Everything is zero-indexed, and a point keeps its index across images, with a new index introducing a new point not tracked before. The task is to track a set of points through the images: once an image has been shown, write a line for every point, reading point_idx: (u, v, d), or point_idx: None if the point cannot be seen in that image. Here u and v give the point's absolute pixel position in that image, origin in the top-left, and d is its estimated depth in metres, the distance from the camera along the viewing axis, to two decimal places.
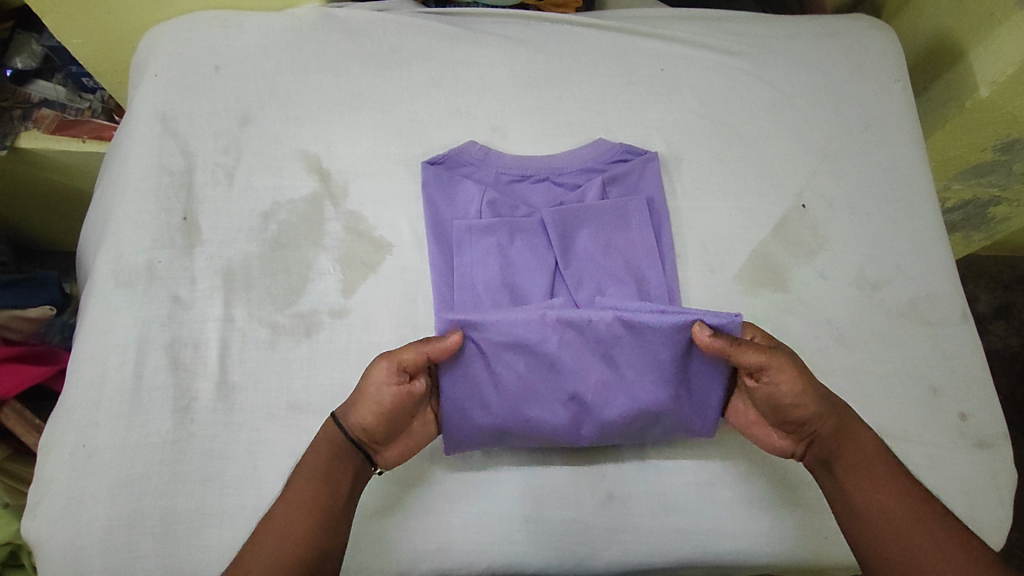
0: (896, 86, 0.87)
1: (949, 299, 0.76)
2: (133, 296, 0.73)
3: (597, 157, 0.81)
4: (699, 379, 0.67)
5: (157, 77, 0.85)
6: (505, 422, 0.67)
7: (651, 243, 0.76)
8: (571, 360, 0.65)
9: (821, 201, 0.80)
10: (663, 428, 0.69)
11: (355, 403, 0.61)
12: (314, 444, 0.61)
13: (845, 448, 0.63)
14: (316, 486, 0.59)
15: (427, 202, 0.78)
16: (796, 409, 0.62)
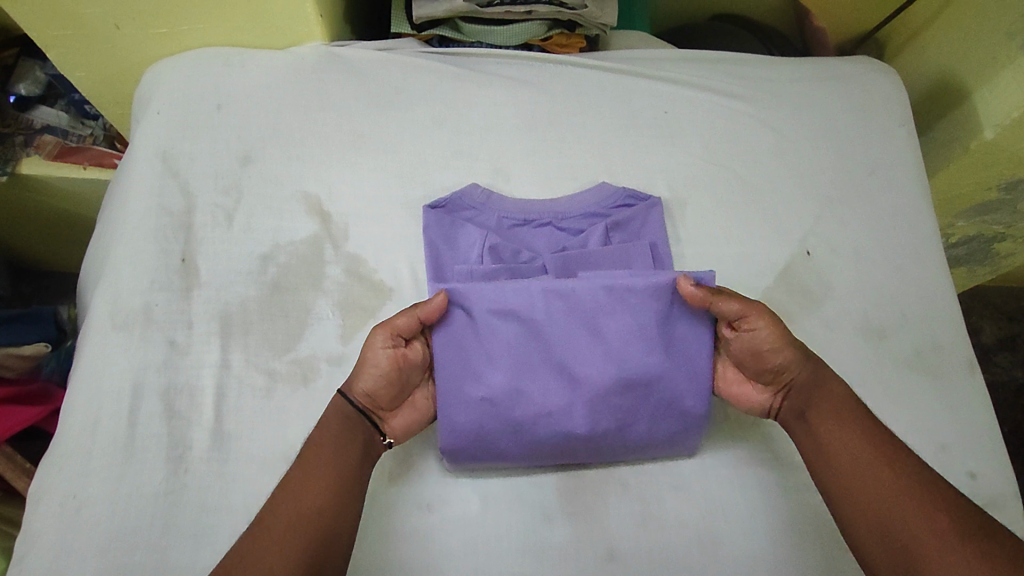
0: (902, 130, 0.86)
1: (955, 350, 0.75)
2: (128, 340, 0.72)
3: (599, 202, 0.80)
4: (685, 341, 0.69)
5: (159, 115, 0.84)
6: (500, 397, 0.67)
7: None
8: (560, 327, 0.67)
9: (827, 248, 0.79)
10: (659, 406, 0.68)
11: (357, 372, 0.64)
12: (320, 420, 0.64)
13: (823, 395, 0.64)
14: (328, 452, 0.61)
15: (427, 247, 0.77)
16: (775, 357, 0.65)
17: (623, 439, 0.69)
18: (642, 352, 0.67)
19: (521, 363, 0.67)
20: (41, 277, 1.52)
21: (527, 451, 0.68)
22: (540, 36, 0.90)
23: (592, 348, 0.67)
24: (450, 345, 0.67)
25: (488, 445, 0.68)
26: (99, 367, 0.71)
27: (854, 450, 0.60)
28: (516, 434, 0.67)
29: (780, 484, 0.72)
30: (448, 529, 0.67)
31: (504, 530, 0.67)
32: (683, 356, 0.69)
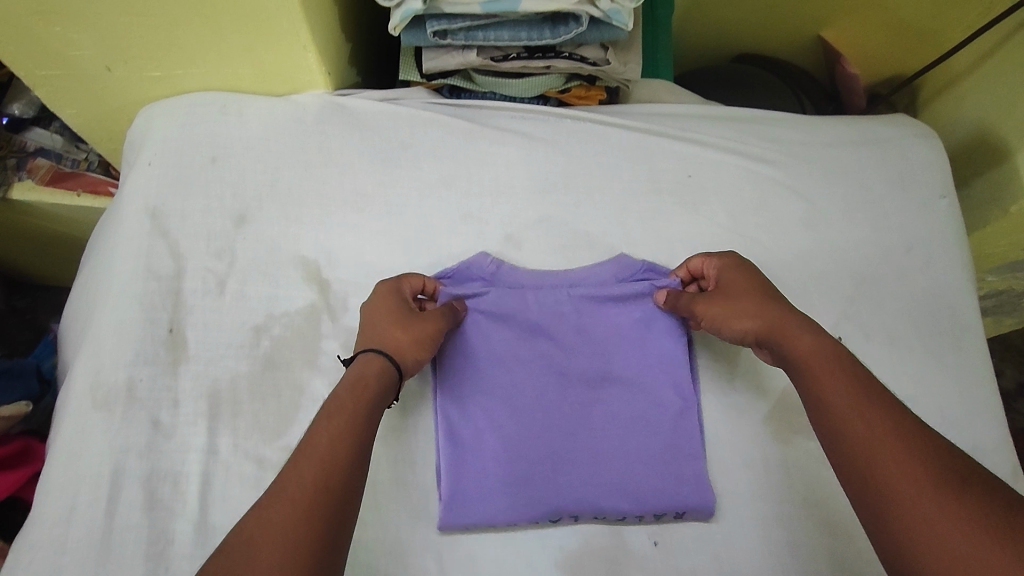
0: (940, 203, 0.81)
1: (994, 455, 0.70)
2: (110, 419, 0.67)
3: (615, 274, 0.75)
4: (665, 351, 0.72)
5: (151, 166, 0.79)
6: (492, 393, 0.69)
7: (676, 372, 0.72)
8: (550, 325, 0.72)
9: (859, 333, 0.74)
10: (646, 410, 0.70)
11: (399, 332, 0.63)
12: (360, 380, 0.59)
13: (792, 352, 0.61)
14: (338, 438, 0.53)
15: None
16: (736, 325, 0.65)
17: (620, 452, 0.68)
18: (630, 350, 0.73)
19: (518, 359, 0.71)
20: (35, 291, 1.45)
21: (526, 464, 0.67)
22: (558, 88, 0.85)
23: (580, 342, 0.72)
24: (458, 337, 0.71)
25: (488, 464, 0.67)
26: (77, 449, 0.66)
27: (834, 403, 0.56)
28: (514, 443, 0.67)
29: None
30: None
31: None
32: (670, 366, 0.72)
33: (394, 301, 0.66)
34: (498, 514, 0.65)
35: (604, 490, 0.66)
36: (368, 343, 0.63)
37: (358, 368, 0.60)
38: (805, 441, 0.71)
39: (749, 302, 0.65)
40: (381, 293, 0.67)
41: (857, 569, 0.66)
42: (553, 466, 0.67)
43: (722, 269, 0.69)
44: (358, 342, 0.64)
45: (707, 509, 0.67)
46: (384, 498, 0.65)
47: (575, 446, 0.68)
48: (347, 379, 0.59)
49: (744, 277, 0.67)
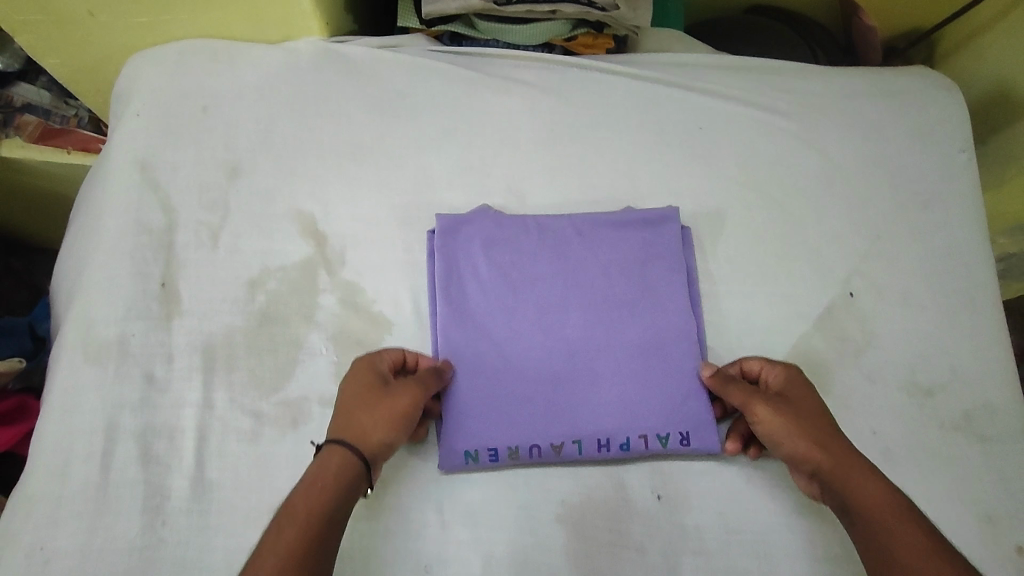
0: (960, 157, 0.78)
1: (1010, 413, 0.69)
2: (102, 375, 0.65)
3: (611, 218, 0.73)
4: (663, 282, 0.71)
5: (140, 118, 0.76)
6: (487, 328, 0.68)
7: (679, 303, 0.70)
8: (543, 261, 0.71)
9: (872, 289, 0.72)
10: (643, 342, 0.69)
11: (364, 415, 0.58)
12: (317, 479, 0.54)
13: (850, 488, 0.56)
14: (313, 493, 0.53)
15: (427, 272, 0.71)
16: (790, 444, 0.59)
17: (620, 392, 0.67)
18: (633, 291, 0.70)
19: (512, 294, 0.70)
20: (32, 252, 1.39)
21: (523, 396, 0.66)
22: (564, 36, 0.82)
23: (582, 284, 0.70)
24: (450, 271, 0.70)
25: (490, 404, 0.66)
26: (71, 404, 0.65)
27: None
28: (517, 385, 0.66)
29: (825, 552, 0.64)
30: None
31: None
32: (670, 299, 0.70)
33: (366, 377, 0.60)
34: (501, 453, 0.64)
35: (607, 429, 0.65)
36: (333, 431, 0.58)
37: (319, 462, 0.55)
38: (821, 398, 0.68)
39: (813, 428, 0.59)
40: (354, 368, 0.62)
41: None
42: (555, 406, 0.66)
43: (787, 381, 0.63)
44: (329, 427, 0.59)
45: (710, 456, 0.67)
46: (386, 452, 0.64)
47: (573, 389, 0.67)
48: (304, 478, 0.54)
49: (807, 398, 0.62)
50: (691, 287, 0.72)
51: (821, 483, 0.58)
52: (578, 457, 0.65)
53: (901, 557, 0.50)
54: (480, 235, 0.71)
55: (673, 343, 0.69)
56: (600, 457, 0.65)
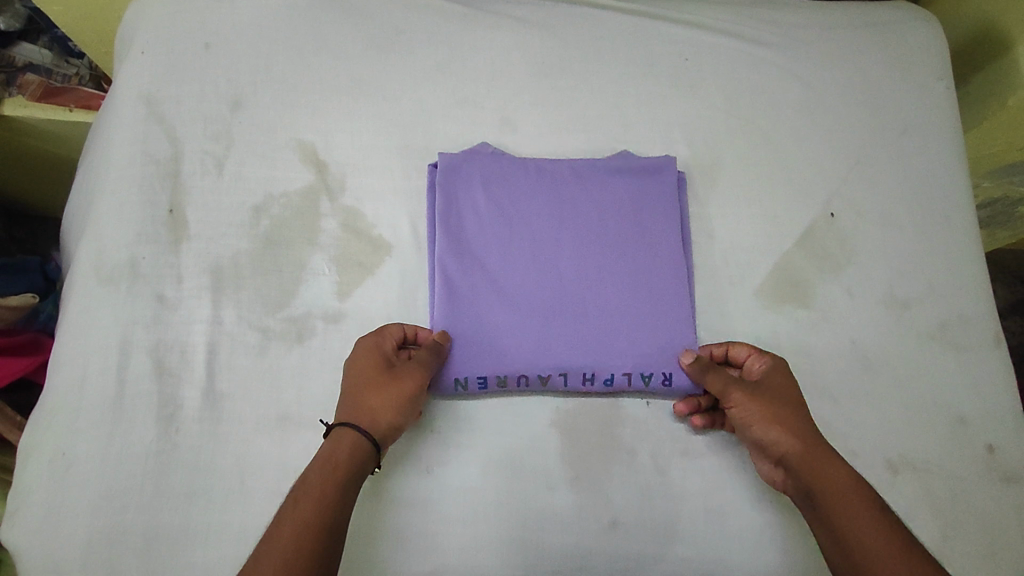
0: (939, 85, 0.82)
1: (980, 323, 0.73)
2: (115, 295, 0.68)
3: (609, 163, 0.75)
4: (657, 223, 0.72)
5: (144, 55, 0.78)
6: (483, 266, 0.70)
7: (673, 244, 0.72)
8: (540, 204, 0.72)
9: (851, 210, 0.76)
10: (635, 283, 0.70)
11: (371, 397, 0.59)
12: (330, 460, 0.55)
13: (816, 476, 0.58)
14: (326, 473, 0.55)
15: (428, 206, 0.74)
16: (763, 431, 0.61)
17: (609, 328, 0.68)
18: (626, 232, 0.72)
19: (509, 234, 0.71)
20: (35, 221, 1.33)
21: (515, 330, 0.67)
22: None
23: (576, 224, 0.72)
24: (451, 206, 0.72)
25: (482, 333, 0.67)
26: (86, 322, 0.68)
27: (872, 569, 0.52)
28: (509, 318, 0.68)
29: None
30: (451, 503, 0.63)
31: (511, 501, 0.63)
32: (663, 241, 0.72)
33: (372, 360, 0.61)
34: (490, 380, 0.66)
35: (593, 362, 0.67)
36: (343, 412, 0.59)
37: (330, 443, 0.57)
38: (803, 310, 0.72)
39: (785, 417, 0.61)
40: (359, 349, 0.63)
41: (850, 430, 0.68)
42: (545, 338, 0.67)
43: (763, 368, 0.65)
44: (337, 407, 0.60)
45: (693, 392, 0.68)
46: None
47: (564, 325, 0.68)
48: (317, 458, 0.56)
49: (786, 388, 0.63)
50: (683, 231, 0.73)
51: (787, 469, 0.60)
52: (566, 388, 0.67)
53: (863, 540, 0.53)
54: (481, 172, 0.73)
55: (663, 281, 0.70)
56: (585, 389, 0.67)
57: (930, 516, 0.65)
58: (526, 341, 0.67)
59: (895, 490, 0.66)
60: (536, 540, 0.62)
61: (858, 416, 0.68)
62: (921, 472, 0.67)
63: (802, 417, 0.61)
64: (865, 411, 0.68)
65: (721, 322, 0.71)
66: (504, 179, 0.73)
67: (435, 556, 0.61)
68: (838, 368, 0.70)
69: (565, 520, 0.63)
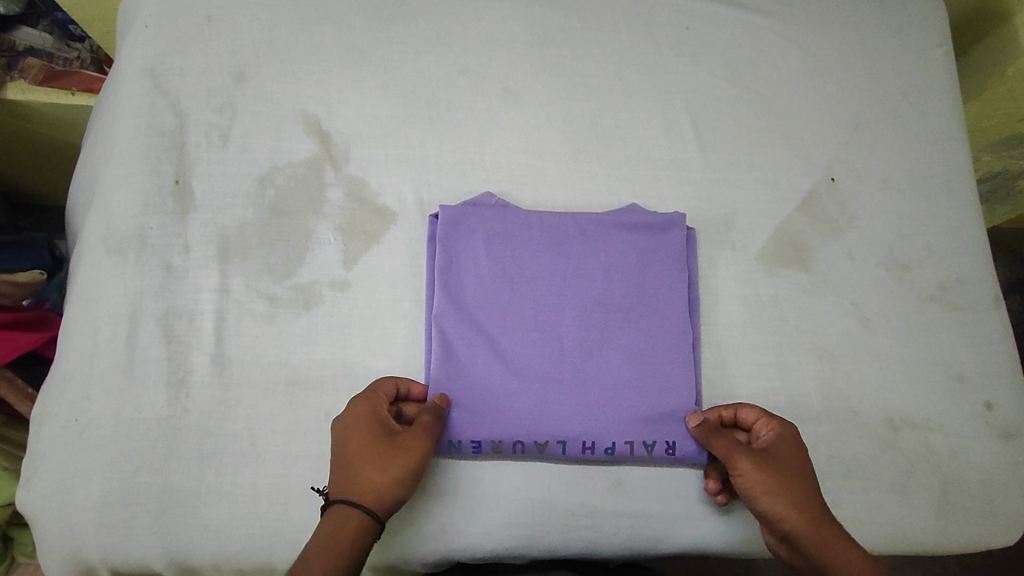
0: (938, 50, 0.83)
1: (979, 285, 0.74)
2: (124, 264, 0.69)
3: (616, 219, 0.71)
4: (662, 287, 0.69)
5: (147, 28, 0.78)
6: (481, 327, 0.67)
7: (678, 310, 0.69)
8: (542, 262, 0.69)
9: (851, 175, 0.76)
10: (638, 350, 0.67)
11: (376, 466, 0.56)
12: (329, 545, 0.53)
13: (830, 559, 0.54)
14: (325, 559, 0.52)
15: (429, 258, 0.71)
16: (770, 505, 0.56)
17: (609, 395, 0.66)
18: (630, 294, 0.69)
19: (510, 294, 0.68)
20: (40, 211, 1.33)
21: (512, 395, 0.65)
22: None
23: (578, 285, 0.69)
24: (450, 260, 0.69)
25: (478, 398, 0.65)
26: (97, 292, 0.69)
27: None
28: (507, 385, 0.65)
29: (811, 411, 0.67)
30: (458, 465, 0.64)
31: (518, 463, 0.64)
32: (668, 307, 0.69)
33: (371, 425, 0.58)
34: (484, 446, 0.63)
35: (592, 432, 0.64)
36: (340, 486, 0.56)
37: (331, 522, 0.54)
38: (804, 274, 0.72)
39: (796, 491, 0.57)
40: (353, 412, 0.59)
41: (850, 391, 0.69)
42: (543, 404, 0.65)
43: (776, 438, 0.61)
44: (332, 477, 0.57)
45: (699, 462, 0.65)
46: (395, 331, 0.69)
47: (562, 391, 0.65)
48: (316, 540, 0.53)
49: (795, 453, 0.59)
50: (690, 291, 0.70)
51: (792, 547, 0.56)
52: (562, 456, 0.64)
53: None
54: (483, 227, 0.70)
55: (666, 348, 0.67)
56: (583, 458, 0.64)
57: (930, 472, 0.66)
58: (523, 409, 0.64)
59: (895, 447, 0.67)
60: (543, 500, 0.63)
61: (859, 376, 0.69)
62: (921, 429, 0.68)
63: (815, 492, 0.57)
64: (865, 372, 0.69)
65: (724, 286, 0.71)
66: (506, 234, 0.70)
67: (443, 516, 0.62)
68: (838, 330, 0.71)
69: (571, 479, 0.64)
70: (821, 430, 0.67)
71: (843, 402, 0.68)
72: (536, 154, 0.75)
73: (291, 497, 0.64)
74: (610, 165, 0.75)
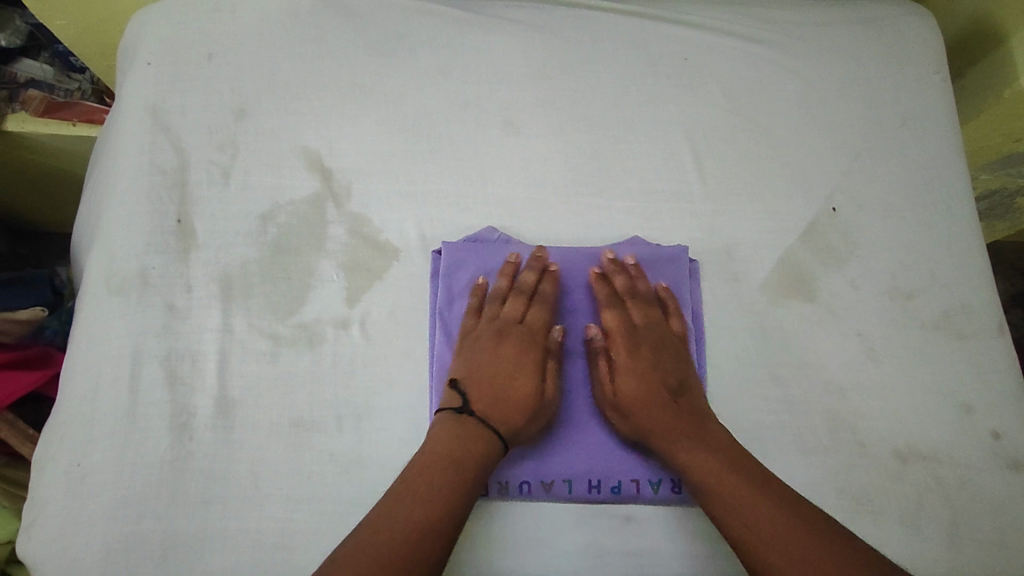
0: (935, 77, 0.84)
1: (984, 312, 0.74)
2: (126, 304, 0.69)
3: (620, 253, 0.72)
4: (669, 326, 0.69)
5: (149, 66, 0.79)
6: None
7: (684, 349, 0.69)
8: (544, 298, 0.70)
9: (852, 204, 0.77)
10: None
11: (521, 395, 0.63)
12: (463, 447, 0.59)
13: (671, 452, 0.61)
14: (452, 457, 0.58)
15: (431, 296, 0.71)
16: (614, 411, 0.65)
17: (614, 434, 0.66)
18: None
19: None
20: (42, 238, 1.32)
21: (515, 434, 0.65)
22: None
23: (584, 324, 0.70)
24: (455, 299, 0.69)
25: None
26: (100, 333, 0.68)
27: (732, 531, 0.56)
28: None
29: (819, 446, 0.67)
30: None
31: (524, 502, 0.64)
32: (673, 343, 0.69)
33: (520, 353, 0.66)
34: (491, 487, 0.63)
35: (598, 470, 0.64)
36: (485, 401, 0.63)
37: (464, 428, 0.61)
38: (807, 304, 0.72)
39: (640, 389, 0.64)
40: (505, 336, 0.66)
41: (856, 423, 0.68)
42: (549, 443, 0.65)
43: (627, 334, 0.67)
44: (473, 390, 0.63)
45: None
46: (399, 370, 0.69)
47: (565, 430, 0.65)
48: (454, 440, 0.60)
49: (634, 378, 0.65)
50: (695, 328, 0.70)
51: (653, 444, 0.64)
52: (570, 496, 0.64)
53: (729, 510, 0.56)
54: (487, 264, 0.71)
55: None
56: (590, 498, 0.64)
57: (940, 504, 0.66)
58: (531, 450, 0.65)
59: (904, 480, 0.67)
60: (551, 540, 0.63)
61: (866, 407, 0.69)
62: (929, 461, 0.67)
63: (647, 387, 0.64)
64: (871, 402, 0.69)
65: (729, 318, 0.71)
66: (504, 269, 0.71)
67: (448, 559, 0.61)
68: (844, 361, 0.70)
69: (578, 516, 0.64)
70: (829, 463, 0.66)
71: (851, 435, 0.68)
72: (538, 188, 0.75)
73: (295, 541, 0.63)
74: (612, 197, 0.75)
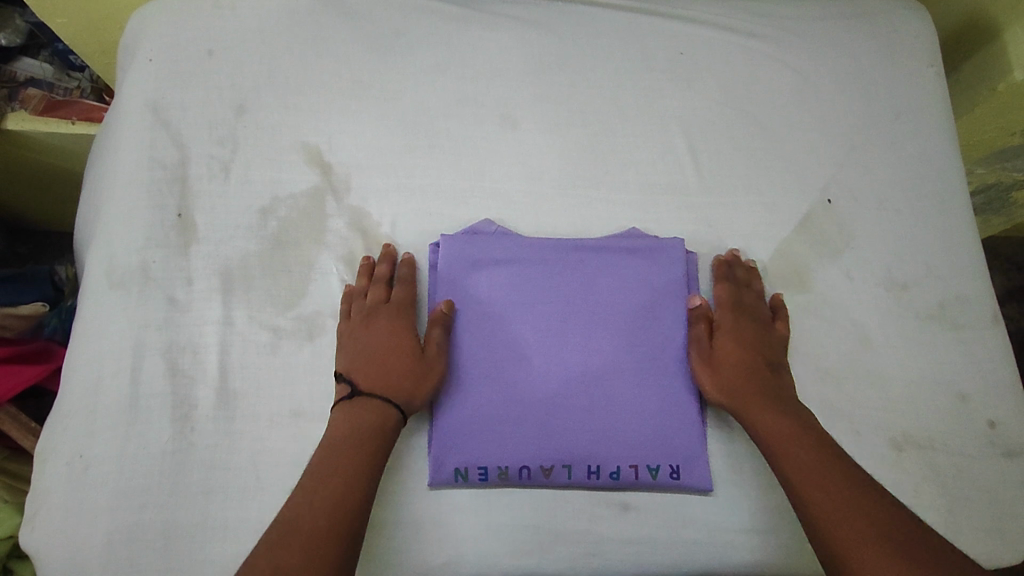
0: (930, 72, 0.84)
1: (978, 303, 0.74)
2: (127, 298, 0.69)
3: (617, 245, 0.72)
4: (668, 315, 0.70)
5: (151, 62, 0.79)
6: (485, 351, 0.68)
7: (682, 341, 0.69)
8: (547, 283, 0.70)
9: (847, 196, 0.77)
10: (640, 370, 0.68)
11: (400, 368, 0.65)
12: (361, 424, 0.62)
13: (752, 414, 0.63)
14: (353, 436, 0.61)
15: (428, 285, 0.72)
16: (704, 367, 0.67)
17: (615, 421, 0.66)
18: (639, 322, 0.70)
19: (514, 314, 0.69)
20: (39, 235, 1.32)
21: (515, 420, 0.65)
22: None
23: (580, 308, 0.70)
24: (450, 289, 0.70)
25: (477, 424, 0.65)
26: (102, 326, 0.69)
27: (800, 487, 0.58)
28: (508, 410, 0.66)
29: None
30: (463, 494, 0.64)
31: (522, 491, 0.64)
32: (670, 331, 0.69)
33: (390, 332, 0.67)
34: (490, 473, 0.64)
35: (598, 455, 0.65)
36: (367, 380, 0.64)
37: (357, 410, 0.62)
38: (802, 295, 0.73)
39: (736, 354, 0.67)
40: (373, 319, 0.68)
41: (852, 413, 0.69)
42: (549, 429, 0.65)
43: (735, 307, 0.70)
44: (356, 374, 0.65)
45: (706, 490, 0.65)
46: None
47: (564, 416, 0.66)
48: (348, 422, 0.62)
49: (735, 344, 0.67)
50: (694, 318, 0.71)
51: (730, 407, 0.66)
52: (569, 482, 0.64)
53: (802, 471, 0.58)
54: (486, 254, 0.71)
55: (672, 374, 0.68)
56: (589, 484, 0.65)
57: (935, 491, 0.67)
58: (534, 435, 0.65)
59: (899, 468, 0.67)
60: (549, 527, 0.63)
61: (861, 397, 0.70)
62: (924, 449, 0.68)
63: (745, 354, 0.67)
64: (866, 392, 0.70)
65: None
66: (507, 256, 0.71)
67: (447, 545, 0.62)
68: (839, 351, 0.71)
69: (576, 504, 0.64)
70: None
71: (846, 425, 0.68)
72: (535, 181, 0.76)
73: None
74: (608, 190, 0.76)
